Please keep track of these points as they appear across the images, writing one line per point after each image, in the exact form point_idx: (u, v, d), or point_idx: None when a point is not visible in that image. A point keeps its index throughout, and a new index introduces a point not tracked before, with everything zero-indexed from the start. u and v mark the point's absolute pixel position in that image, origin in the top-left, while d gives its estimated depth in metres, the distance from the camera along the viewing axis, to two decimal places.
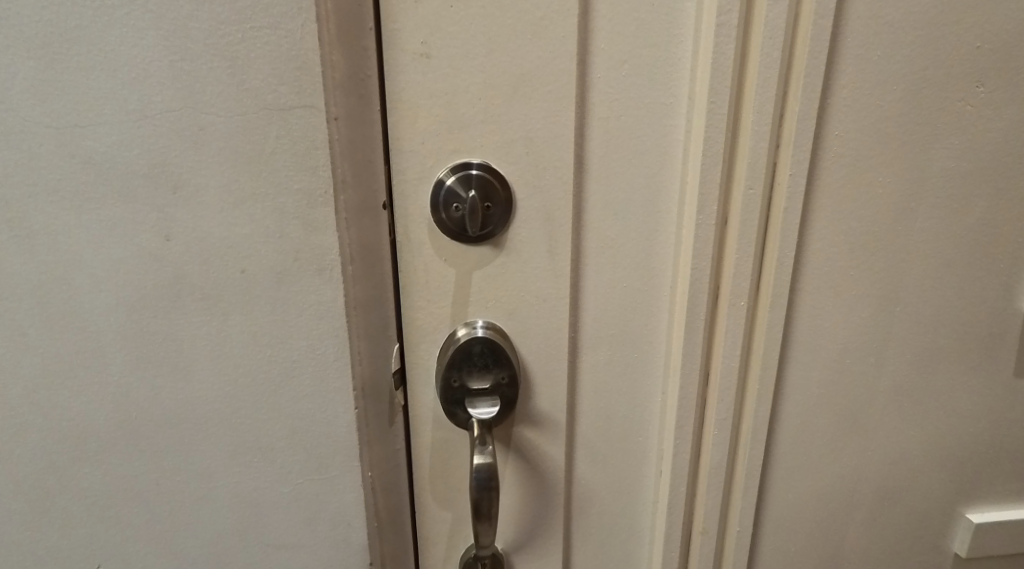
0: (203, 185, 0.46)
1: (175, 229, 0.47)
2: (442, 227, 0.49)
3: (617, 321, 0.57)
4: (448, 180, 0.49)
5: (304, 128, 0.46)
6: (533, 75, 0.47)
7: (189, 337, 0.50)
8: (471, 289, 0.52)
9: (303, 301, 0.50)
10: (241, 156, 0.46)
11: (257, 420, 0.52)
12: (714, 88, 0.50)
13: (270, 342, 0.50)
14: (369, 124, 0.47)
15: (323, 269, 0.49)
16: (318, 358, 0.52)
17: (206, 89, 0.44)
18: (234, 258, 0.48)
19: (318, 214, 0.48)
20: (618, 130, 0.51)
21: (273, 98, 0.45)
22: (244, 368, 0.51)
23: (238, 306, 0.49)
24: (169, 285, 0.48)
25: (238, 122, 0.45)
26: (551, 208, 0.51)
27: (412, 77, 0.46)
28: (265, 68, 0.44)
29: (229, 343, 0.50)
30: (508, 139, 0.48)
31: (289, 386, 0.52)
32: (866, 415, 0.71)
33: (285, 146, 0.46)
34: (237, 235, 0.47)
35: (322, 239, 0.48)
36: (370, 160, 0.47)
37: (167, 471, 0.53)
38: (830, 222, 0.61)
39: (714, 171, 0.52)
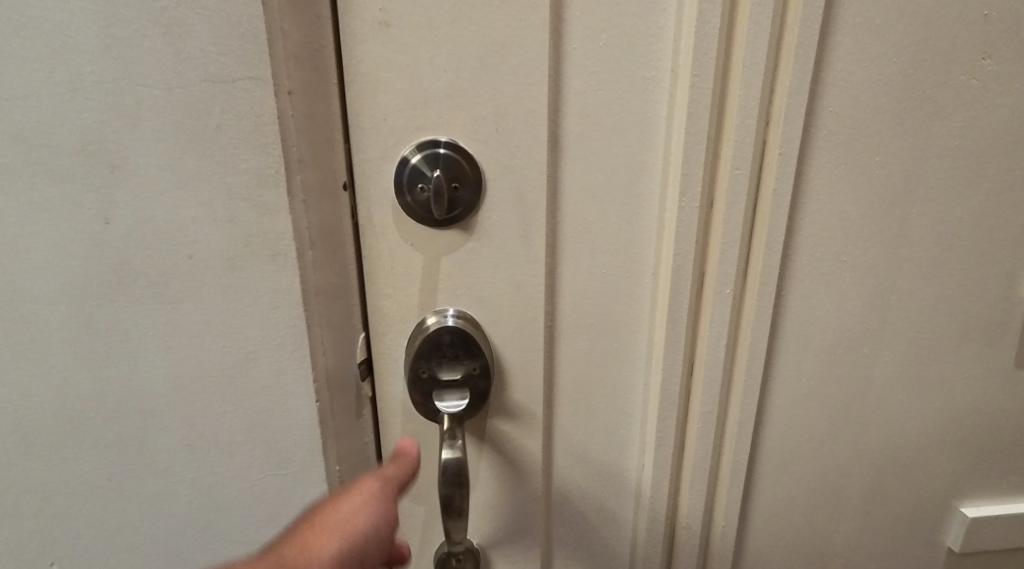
0: (144, 164, 0.43)
1: (115, 210, 0.44)
2: (407, 210, 0.47)
3: (596, 308, 0.55)
4: (413, 158, 0.46)
5: (251, 102, 0.42)
6: (504, 45, 0.44)
7: (135, 326, 0.47)
8: (440, 274, 0.50)
9: (258, 289, 0.47)
10: (184, 133, 0.43)
11: (211, 413, 0.50)
12: (698, 59, 0.47)
13: (223, 331, 0.48)
14: (326, 99, 0.44)
15: (278, 255, 0.46)
16: (275, 349, 0.49)
17: (143, 60, 0.41)
18: (180, 242, 0.45)
19: (269, 196, 0.44)
20: (595, 106, 0.49)
21: (216, 69, 0.41)
22: (197, 359, 0.48)
23: (187, 293, 0.46)
24: (113, 270, 0.45)
25: (179, 95, 0.42)
26: (524, 189, 0.48)
27: (372, 47, 0.43)
28: (204, 37, 0.41)
29: (179, 332, 0.47)
30: (476, 116, 0.45)
31: (245, 378, 0.49)
32: (858, 406, 0.68)
33: (231, 122, 0.43)
34: (183, 217, 0.44)
35: (275, 223, 0.45)
36: (329, 138, 0.45)
37: (120, 466, 0.51)
38: (823, 206, 0.58)
39: (699, 149, 0.49)
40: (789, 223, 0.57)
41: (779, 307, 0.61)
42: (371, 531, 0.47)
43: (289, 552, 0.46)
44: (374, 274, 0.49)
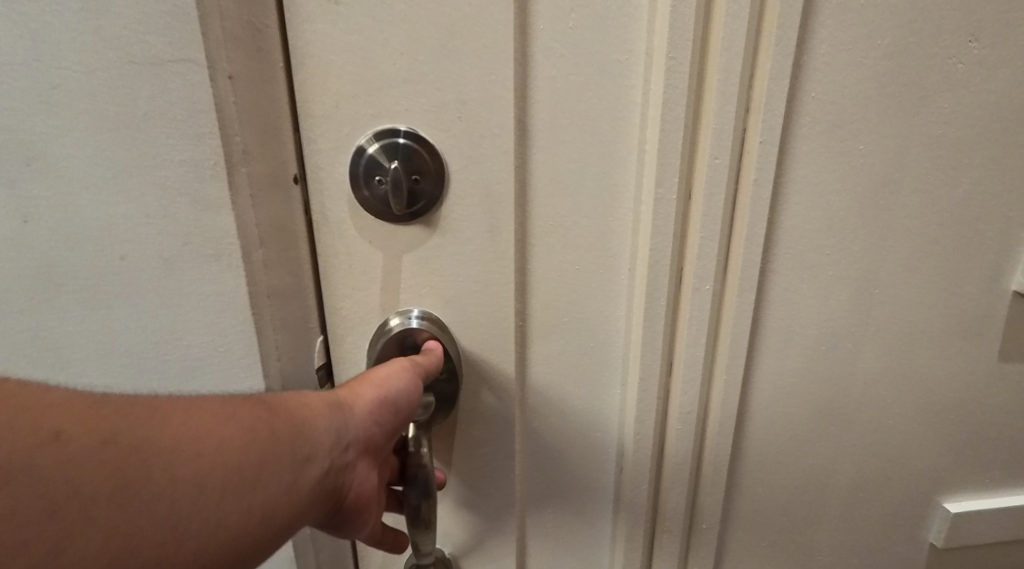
0: (63, 156, 0.40)
1: (34, 207, 0.41)
2: (364, 205, 0.44)
3: (570, 306, 0.52)
4: (370, 148, 0.42)
5: (183, 87, 0.38)
6: (465, 24, 0.41)
7: (66, 332, 0.44)
8: (402, 273, 0.46)
9: (199, 292, 0.43)
10: (106, 123, 0.39)
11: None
12: (675, 41, 0.44)
13: (163, 337, 0.45)
14: (271, 84, 0.40)
15: (221, 254, 0.42)
16: (220, 356, 0.45)
17: (57, 42, 0.37)
18: (107, 244, 0.42)
19: (207, 191, 0.41)
20: (565, 92, 0.46)
21: (141, 51, 0.38)
22: (132, 368, 0.46)
23: (117, 298, 0.43)
24: (36, 270, 0.42)
25: (99, 80, 0.38)
26: (490, 182, 0.45)
27: (321, 27, 0.40)
28: (125, 14, 0.37)
29: (112, 338, 0.45)
30: (437, 103, 0.42)
31: (189, 386, 0.46)
32: (842, 401, 0.66)
33: (161, 109, 0.39)
34: (110, 217, 0.41)
35: (217, 221, 0.41)
36: (276, 128, 0.41)
37: None
38: (805, 196, 0.55)
39: (676, 138, 0.47)
40: (770, 215, 0.54)
41: (761, 302, 0.59)
42: (404, 398, 0.44)
43: (334, 394, 0.44)
44: (330, 272, 0.46)
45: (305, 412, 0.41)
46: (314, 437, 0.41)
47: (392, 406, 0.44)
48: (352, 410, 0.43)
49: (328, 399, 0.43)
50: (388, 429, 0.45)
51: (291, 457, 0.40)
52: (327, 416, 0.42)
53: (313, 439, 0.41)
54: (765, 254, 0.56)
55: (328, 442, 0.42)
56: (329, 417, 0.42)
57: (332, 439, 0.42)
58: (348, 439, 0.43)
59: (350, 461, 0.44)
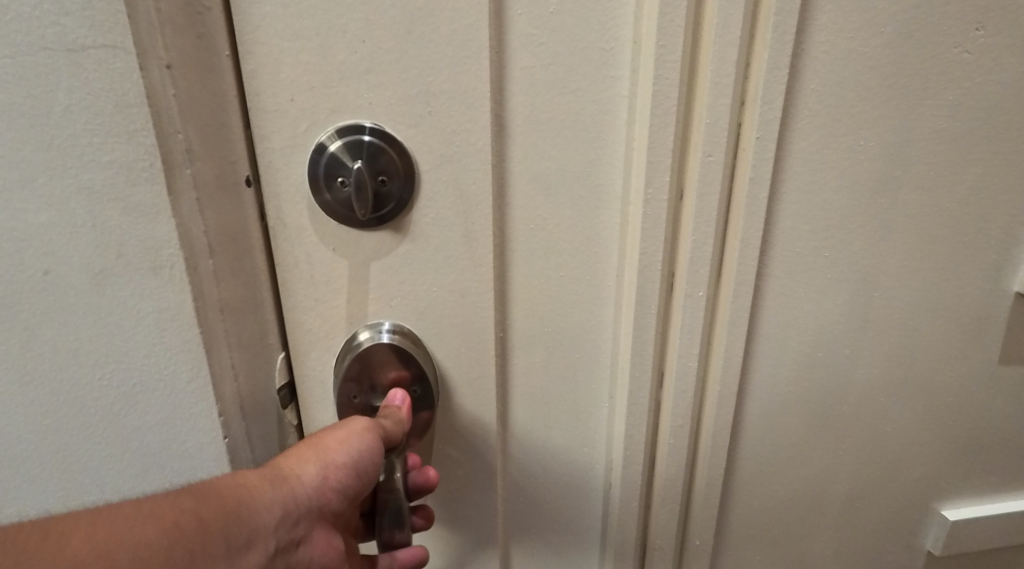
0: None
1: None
2: (326, 209, 0.39)
3: (553, 315, 0.48)
4: (331, 146, 0.38)
5: (109, 78, 0.35)
6: (433, 8, 0.37)
7: None
8: (369, 284, 0.42)
9: (137, 307, 0.40)
10: (22, 120, 0.35)
11: (90, 451, 0.44)
12: (665, 27, 0.40)
13: (98, 353, 0.41)
14: (216, 74, 0.36)
15: (159, 267, 0.38)
16: (162, 376, 0.42)
17: None
18: (30, 257, 0.38)
19: (143, 193, 0.37)
20: (546, 83, 0.42)
21: (57, 36, 0.34)
22: (64, 393, 0.42)
23: (42, 316, 0.40)
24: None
25: (10, 70, 0.34)
26: (465, 182, 0.41)
27: (272, 11, 0.36)
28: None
29: (39, 361, 0.41)
30: (404, 95, 0.38)
31: (131, 405, 0.42)
32: (838, 410, 0.63)
33: (84, 102, 0.35)
34: (32, 225, 0.37)
35: (155, 229, 0.38)
36: (223, 123, 0.37)
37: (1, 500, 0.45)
38: (803, 195, 0.52)
39: (666, 133, 0.43)
40: (766, 215, 0.51)
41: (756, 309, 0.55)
42: (361, 460, 0.41)
43: (280, 465, 0.42)
44: (287, 283, 0.42)
45: (246, 493, 0.40)
46: (257, 517, 0.40)
47: (343, 470, 0.41)
48: (298, 480, 0.41)
49: (273, 472, 0.41)
50: (342, 491, 0.43)
51: (229, 544, 0.39)
52: (272, 493, 0.41)
53: (255, 521, 0.40)
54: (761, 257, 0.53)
55: (273, 520, 0.40)
56: (273, 492, 0.41)
57: (278, 516, 0.41)
58: (297, 511, 0.41)
59: (303, 531, 0.42)
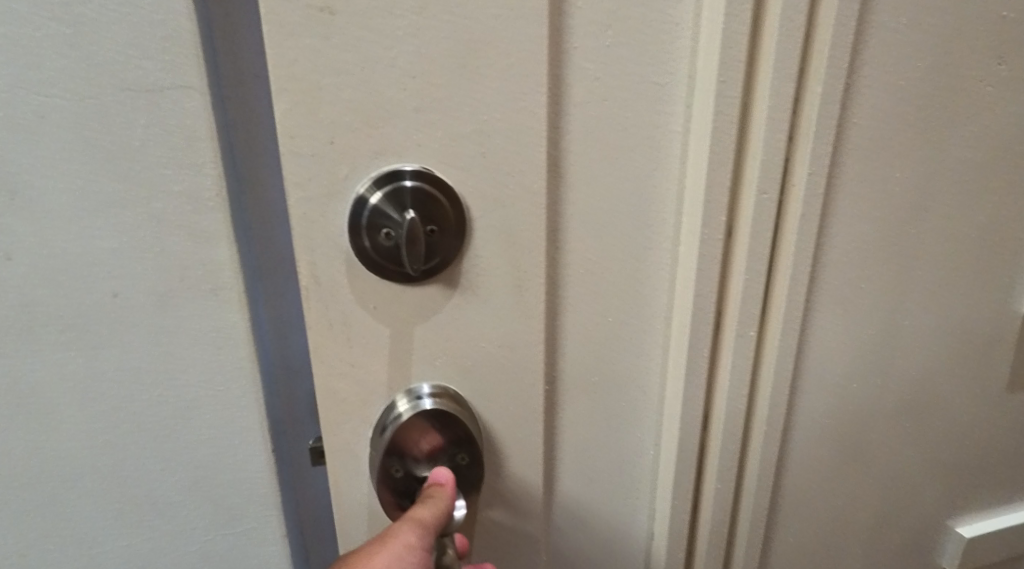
0: (49, 188, 0.37)
1: (14, 244, 0.37)
2: (369, 266, 0.35)
3: (601, 363, 0.44)
4: (372, 198, 0.34)
5: (181, 114, 0.36)
6: (487, 41, 0.33)
7: (41, 378, 0.40)
8: (413, 343, 0.37)
9: (195, 329, 0.41)
10: (93, 151, 0.36)
11: (139, 479, 0.44)
12: (725, 63, 0.38)
13: (154, 378, 0.42)
14: (256, 109, 0.41)
15: (216, 289, 0.40)
16: (218, 398, 0.43)
17: (39, 60, 0.34)
18: (98, 283, 0.39)
19: (207, 223, 0.38)
20: (599, 120, 0.38)
21: (136, 76, 0.35)
22: (119, 417, 0.42)
23: (102, 343, 0.40)
24: (15, 313, 0.39)
25: (88, 106, 0.35)
26: (516, 227, 0.37)
27: (309, 45, 0.31)
28: (117, 34, 0.34)
29: (97, 386, 0.41)
30: (454, 135, 0.34)
31: (183, 428, 0.43)
32: (871, 443, 0.61)
33: (157, 137, 0.36)
34: (98, 249, 0.38)
35: (214, 253, 0.39)
36: (261, 152, 0.41)
37: (47, 536, 0.45)
38: (848, 227, 0.49)
39: (721, 171, 0.40)
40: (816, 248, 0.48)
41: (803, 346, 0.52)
42: None
43: None
44: (320, 346, 0.36)
45: None
46: None
47: None
48: None
49: None
50: None
51: None
52: None
53: None
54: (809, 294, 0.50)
55: None
56: None
57: None
58: None
59: None
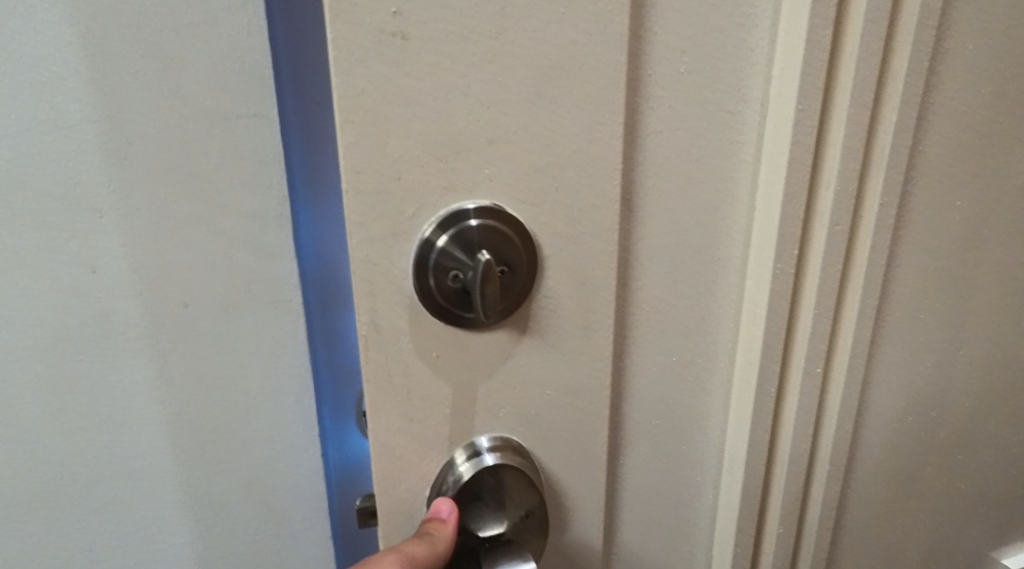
0: (141, 210, 0.47)
1: (112, 258, 0.48)
2: (437, 313, 0.32)
3: (664, 405, 0.42)
4: (438, 241, 0.31)
5: (252, 144, 0.47)
6: (565, 69, 0.31)
7: (130, 364, 0.51)
8: (476, 392, 0.35)
9: (260, 328, 0.51)
10: (182, 182, 0.47)
11: (207, 452, 0.55)
12: (803, 90, 0.36)
13: (221, 366, 0.52)
14: (320, 145, 0.47)
15: (279, 300, 0.51)
16: (272, 380, 0.53)
17: (141, 108, 0.45)
18: (175, 293, 0.49)
19: (272, 240, 0.49)
20: (671, 150, 0.36)
21: (217, 116, 0.46)
22: (191, 402, 0.53)
23: (180, 335, 0.51)
24: (109, 313, 0.49)
25: (176, 145, 0.46)
26: (587, 265, 0.35)
27: (379, 73, 0.28)
28: (201, 81, 0.45)
29: (177, 373, 0.52)
30: (527, 170, 0.32)
31: (245, 411, 0.54)
32: (935, 488, 0.58)
33: (234, 171, 0.47)
34: (180, 262, 0.49)
35: (277, 266, 0.50)
36: (323, 183, 0.47)
37: (128, 497, 0.55)
38: (919, 261, 0.47)
39: (794, 203, 0.38)
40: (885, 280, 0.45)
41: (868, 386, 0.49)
42: None
43: None
44: (377, 403, 0.33)
45: None
46: None
47: None
48: None
49: None
50: None
51: None
52: None
53: None
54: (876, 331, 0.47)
55: None
56: None
57: None
58: None
59: None
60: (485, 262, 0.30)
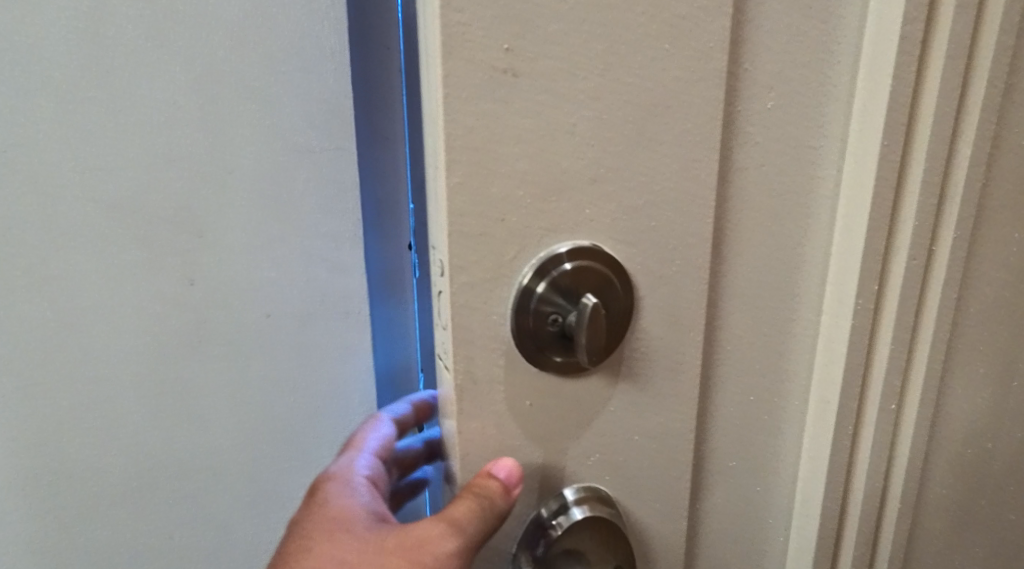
0: (222, 220, 0.41)
1: (191, 272, 0.42)
2: (537, 360, 0.31)
3: (740, 446, 0.41)
4: (537, 287, 0.30)
5: (340, 163, 0.42)
6: (666, 105, 0.30)
7: (195, 390, 0.44)
8: (567, 439, 0.33)
9: (329, 354, 0.45)
10: (268, 187, 0.41)
11: (265, 481, 0.47)
12: (887, 125, 0.36)
13: (290, 393, 0.45)
14: (387, 164, 0.44)
15: (349, 315, 0.45)
16: (344, 416, 0.47)
17: (231, 114, 0.40)
18: (251, 306, 0.43)
19: (349, 257, 0.44)
20: (756, 185, 0.36)
21: (306, 135, 0.41)
22: (261, 436, 0.46)
23: (250, 352, 0.44)
24: (172, 337, 0.43)
25: (267, 147, 0.41)
26: (678, 305, 0.34)
27: (488, 108, 0.27)
28: (294, 89, 0.40)
29: (241, 398, 0.45)
30: (626, 208, 0.31)
31: (312, 441, 0.47)
32: (1009, 540, 0.55)
33: (317, 181, 0.42)
34: (255, 277, 0.43)
35: (353, 287, 0.44)
36: (392, 202, 0.44)
37: (173, 538, 0.47)
38: (990, 299, 0.46)
39: (877, 239, 0.37)
40: (954, 318, 0.44)
41: (938, 427, 0.48)
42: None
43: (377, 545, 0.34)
44: (468, 454, 0.31)
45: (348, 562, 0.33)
46: None
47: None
48: None
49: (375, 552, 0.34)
50: None
51: None
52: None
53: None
54: (944, 369, 0.46)
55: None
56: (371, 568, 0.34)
57: None
58: None
59: None
60: (591, 306, 0.29)
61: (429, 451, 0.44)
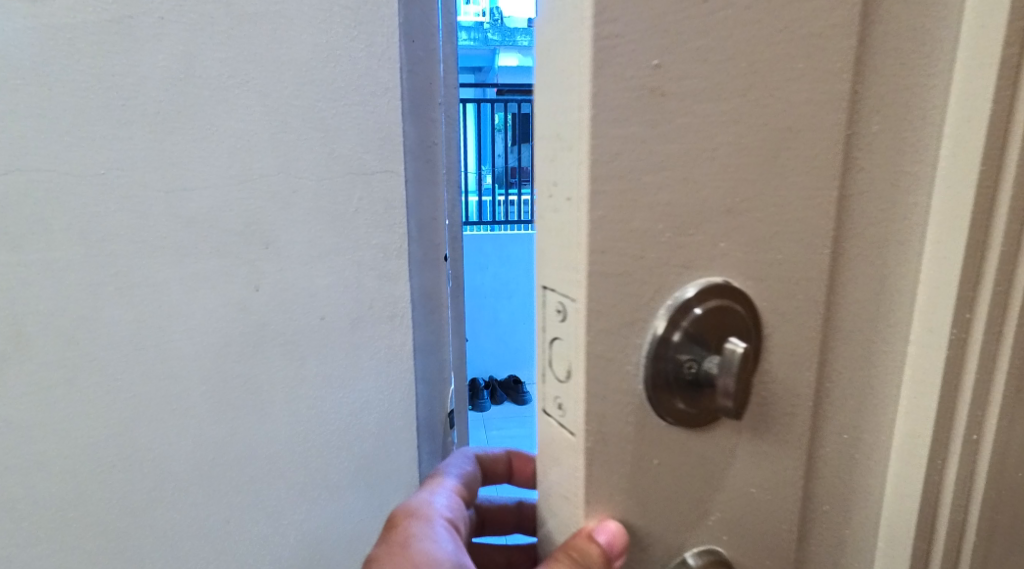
0: (291, 242, 0.53)
1: (264, 279, 0.53)
2: (673, 415, 0.27)
3: (834, 488, 0.38)
4: (674, 335, 0.27)
5: (390, 191, 0.54)
6: (797, 129, 0.28)
7: (265, 378, 0.55)
8: (692, 498, 0.30)
9: (378, 346, 0.57)
10: (328, 216, 0.53)
11: (324, 462, 0.58)
12: (988, 149, 0.34)
13: (341, 379, 0.57)
14: (434, 188, 0.56)
15: (395, 316, 0.57)
16: (388, 398, 0.58)
17: (302, 155, 0.52)
18: (311, 310, 0.55)
19: (393, 266, 0.56)
20: (859, 213, 0.34)
21: (360, 165, 0.53)
22: (316, 411, 0.57)
23: (314, 346, 0.56)
24: (253, 327, 0.54)
25: (327, 185, 0.53)
26: (798, 342, 0.31)
27: (635, 132, 0.24)
28: (353, 137, 0.52)
29: (304, 385, 0.56)
30: (758, 240, 0.28)
31: (357, 422, 0.58)
32: None
33: (369, 206, 0.54)
34: (318, 286, 0.54)
35: (396, 292, 0.56)
36: (434, 219, 0.56)
37: (244, 510, 0.57)
38: None
39: (973, 267, 0.36)
40: None
41: None
42: None
43: None
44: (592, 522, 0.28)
45: None
46: None
47: None
48: None
49: None
50: None
51: None
52: None
53: None
54: None
55: None
56: None
57: None
58: None
59: None
60: (740, 351, 0.26)
61: (517, 505, 0.44)
